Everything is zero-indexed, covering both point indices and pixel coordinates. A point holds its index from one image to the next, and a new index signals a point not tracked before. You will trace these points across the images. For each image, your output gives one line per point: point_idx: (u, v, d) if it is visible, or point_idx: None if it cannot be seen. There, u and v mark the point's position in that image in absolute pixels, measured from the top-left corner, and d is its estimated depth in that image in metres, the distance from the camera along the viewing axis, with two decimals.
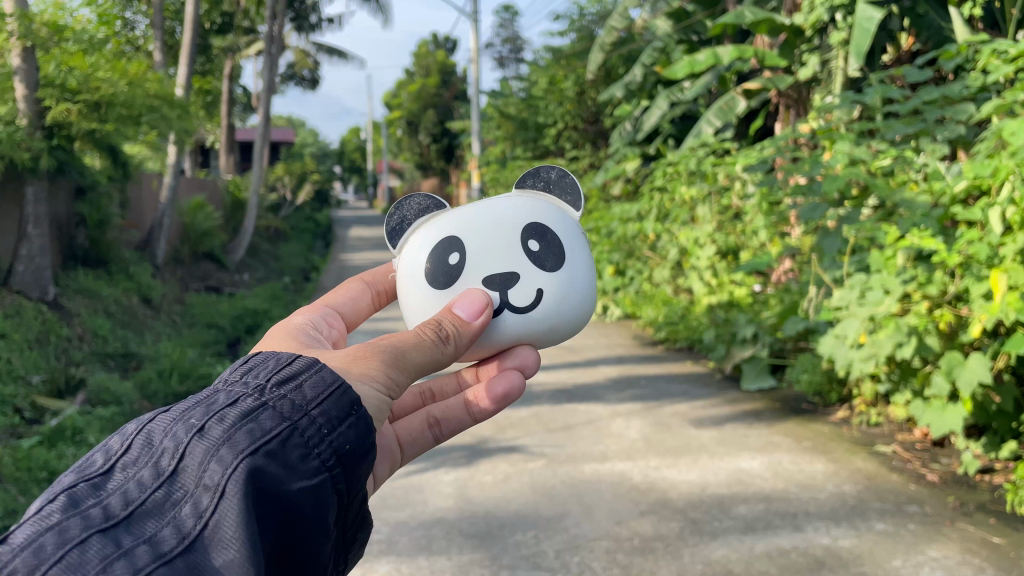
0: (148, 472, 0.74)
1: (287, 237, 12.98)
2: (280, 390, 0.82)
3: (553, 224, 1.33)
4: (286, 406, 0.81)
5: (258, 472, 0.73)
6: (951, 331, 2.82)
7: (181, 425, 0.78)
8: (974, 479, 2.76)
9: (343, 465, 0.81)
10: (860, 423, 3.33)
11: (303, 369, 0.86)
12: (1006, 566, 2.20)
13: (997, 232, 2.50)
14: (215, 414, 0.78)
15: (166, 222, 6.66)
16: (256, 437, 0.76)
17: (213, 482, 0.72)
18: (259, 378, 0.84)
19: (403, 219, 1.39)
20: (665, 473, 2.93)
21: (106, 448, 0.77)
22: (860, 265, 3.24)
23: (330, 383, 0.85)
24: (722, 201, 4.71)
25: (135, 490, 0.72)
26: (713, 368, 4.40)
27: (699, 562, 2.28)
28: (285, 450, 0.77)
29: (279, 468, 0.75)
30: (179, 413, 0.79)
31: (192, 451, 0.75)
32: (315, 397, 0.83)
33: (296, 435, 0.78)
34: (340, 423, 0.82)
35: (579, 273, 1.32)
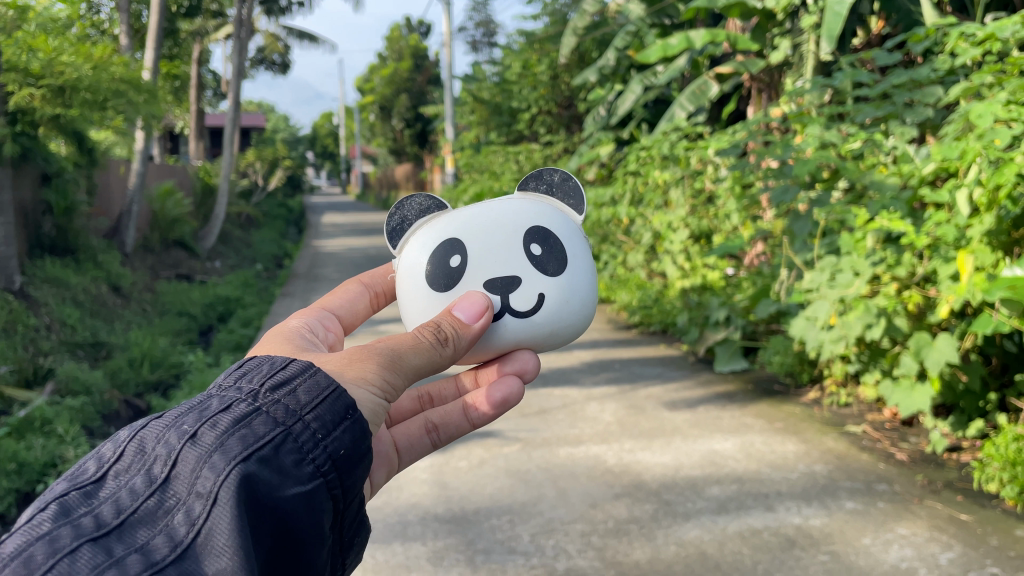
0: (141, 480, 0.74)
1: (259, 223, 12.87)
2: (274, 394, 0.82)
3: (555, 229, 1.32)
4: (279, 412, 0.80)
5: (252, 479, 0.73)
6: (919, 312, 2.84)
7: (174, 431, 0.78)
8: (942, 457, 2.81)
9: (338, 471, 0.81)
10: (830, 403, 3.37)
11: (299, 373, 0.86)
12: (972, 542, 2.25)
13: (965, 214, 2.53)
14: (208, 419, 0.78)
15: (135, 208, 6.58)
16: (249, 442, 0.76)
17: (205, 490, 0.72)
18: (253, 383, 0.84)
19: (403, 219, 1.37)
20: (639, 456, 2.95)
21: (100, 456, 0.77)
22: (830, 247, 3.28)
23: (324, 388, 0.85)
24: (695, 185, 4.72)
25: (128, 498, 0.72)
26: (686, 351, 4.43)
27: (673, 543, 2.30)
28: (278, 456, 0.76)
29: (272, 474, 0.75)
30: (172, 419, 0.80)
31: (185, 458, 0.75)
32: (310, 401, 0.83)
33: (290, 441, 0.78)
34: (335, 427, 0.82)
35: (580, 278, 1.31)
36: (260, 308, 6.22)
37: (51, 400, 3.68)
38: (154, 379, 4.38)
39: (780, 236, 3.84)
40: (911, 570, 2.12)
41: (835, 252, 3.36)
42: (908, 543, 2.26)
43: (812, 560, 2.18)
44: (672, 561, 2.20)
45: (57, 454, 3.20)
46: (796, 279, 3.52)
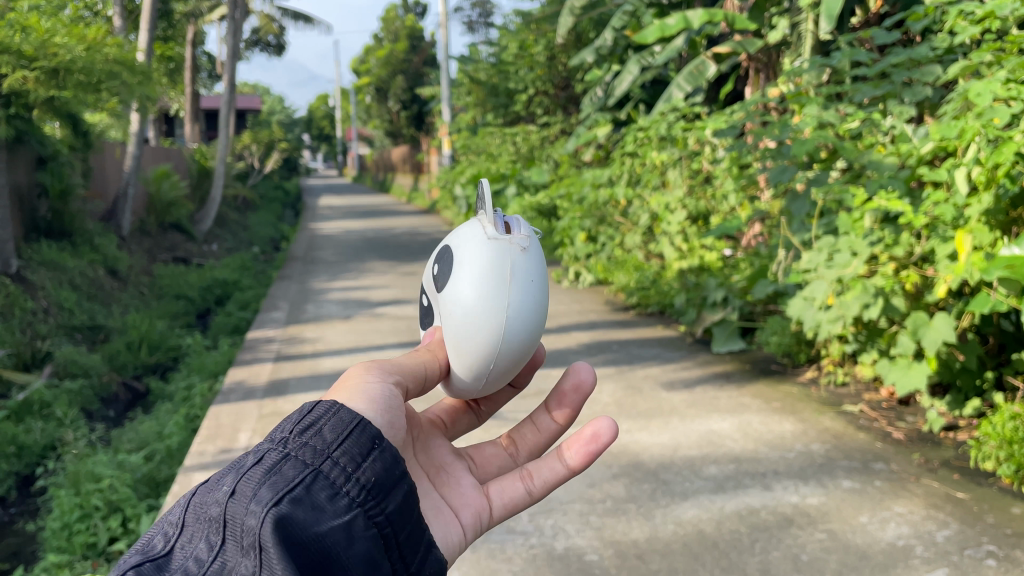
0: (203, 546, 0.77)
1: (256, 206, 12.84)
2: (302, 438, 0.83)
3: (455, 247, 1.28)
4: (307, 453, 0.82)
5: (289, 520, 0.76)
6: (916, 292, 2.85)
7: (218, 493, 0.80)
8: (939, 436, 2.82)
9: (373, 498, 0.83)
10: (827, 383, 3.39)
11: (322, 413, 0.87)
12: (969, 520, 2.26)
13: (963, 193, 2.53)
14: (243, 474, 0.79)
15: (130, 191, 6.55)
16: (281, 487, 0.78)
17: (251, 540, 0.74)
18: (283, 430, 0.85)
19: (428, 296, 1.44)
20: (637, 436, 2.96)
21: (164, 531, 0.80)
22: (828, 227, 3.28)
23: (349, 422, 0.86)
24: (692, 166, 4.70)
25: (195, 564, 0.75)
26: (684, 332, 4.43)
27: (671, 522, 2.31)
28: (310, 495, 0.79)
29: (306, 512, 0.77)
30: (216, 482, 0.82)
31: (231, 516, 0.77)
32: (335, 438, 0.84)
33: (321, 478, 0.80)
34: (363, 458, 0.84)
35: (467, 279, 1.22)
36: (258, 291, 6.22)
37: (51, 381, 3.70)
38: (152, 362, 4.39)
39: (778, 217, 3.83)
40: (908, 548, 2.13)
41: (833, 232, 3.36)
42: (906, 520, 2.27)
43: (809, 537, 2.20)
44: (671, 540, 2.21)
45: (57, 437, 3.22)
46: (794, 259, 3.52)
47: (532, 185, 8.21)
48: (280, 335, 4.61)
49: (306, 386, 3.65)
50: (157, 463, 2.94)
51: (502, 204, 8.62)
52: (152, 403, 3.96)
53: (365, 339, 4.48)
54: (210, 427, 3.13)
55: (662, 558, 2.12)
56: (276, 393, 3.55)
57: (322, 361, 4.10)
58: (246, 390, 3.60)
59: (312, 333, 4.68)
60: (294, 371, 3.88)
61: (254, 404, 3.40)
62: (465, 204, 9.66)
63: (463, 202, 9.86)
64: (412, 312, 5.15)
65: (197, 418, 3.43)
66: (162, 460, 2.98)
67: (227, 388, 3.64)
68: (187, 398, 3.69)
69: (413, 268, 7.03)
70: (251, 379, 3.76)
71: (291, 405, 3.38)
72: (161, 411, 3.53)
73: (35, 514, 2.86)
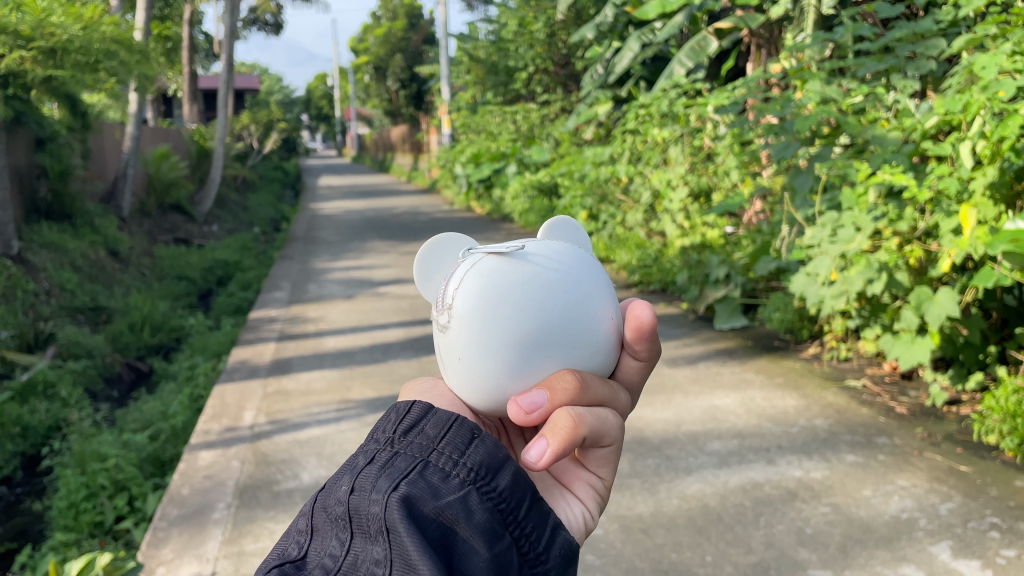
0: (334, 543, 0.73)
1: (255, 186, 12.82)
2: (408, 437, 0.78)
3: None
4: (415, 447, 0.77)
5: (411, 500, 0.71)
6: (920, 266, 2.85)
7: (337, 492, 0.76)
8: (942, 410, 2.82)
9: (485, 477, 0.76)
10: (830, 358, 3.39)
11: (420, 415, 0.81)
12: (972, 492, 2.27)
13: (967, 167, 2.52)
14: (358, 471, 0.76)
15: (130, 172, 6.54)
16: (396, 474, 0.74)
17: (376, 526, 0.70)
18: (386, 432, 0.80)
19: None
20: (640, 412, 2.97)
21: (295, 540, 0.77)
22: (831, 203, 3.27)
23: (449, 419, 0.80)
24: (694, 142, 4.69)
25: (330, 560, 0.72)
26: (686, 309, 4.43)
27: (676, 497, 2.32)
28: (425, 477, 0.74)
29: (424, 491, 0.72)
30: (335, 485, 0.78)
31: (354, 510, 0.73)
32: (439, 429, 0.78)
33: (431, 465, 0.75)
34: (470, 441, 0.78)
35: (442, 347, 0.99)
36: (259, 271, 6.21)
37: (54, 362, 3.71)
38: (155, 342, 4.40)
39: (780, 193, 3.82)
40: (912, 520, 2.15)
41: (836, 208, 3.35)
42: (910, 493, 2.28)
43: (814, 511, 2.21)
44: (676, 514, 2.23)
45: (62, 417, 3.24)
46: (797, 235, 3.51)
47: (532, 163, 8.18)
48: (282, 315, 4.61)
49: (310, 365, 3.66)
50: (163, 442, 2.96)
51: (502, 182, 8.60)
52: (155, 382, 3.97)
53: (368, 318, 4.48)
54: (215, 405, 3.15)
55: (668, 533, 2.13)
56: (280, 372, 3.57)
57: (324, 340, 4.11)
58: (249, 369, 3.62)
59: (315, 313, 4.68)
60: (296, 350, 3.89)
61: (258, 383, 3.41)
62: (465, 183, 9.63)
63: (463, 181, 9.83)
64: (414, 291, 5.15)
65: (201, 397, 3.45)
66: (167, 439, 2.99)
67: (231, 368, 3.65)
68: (190, 377, 3.70)
69: (414, 248, 7.02)
70: (254, 359, 3.76)
71: (296, 384, 3.39)
72: (166, 391, 3.55)
73: (42, 494, 2.87)
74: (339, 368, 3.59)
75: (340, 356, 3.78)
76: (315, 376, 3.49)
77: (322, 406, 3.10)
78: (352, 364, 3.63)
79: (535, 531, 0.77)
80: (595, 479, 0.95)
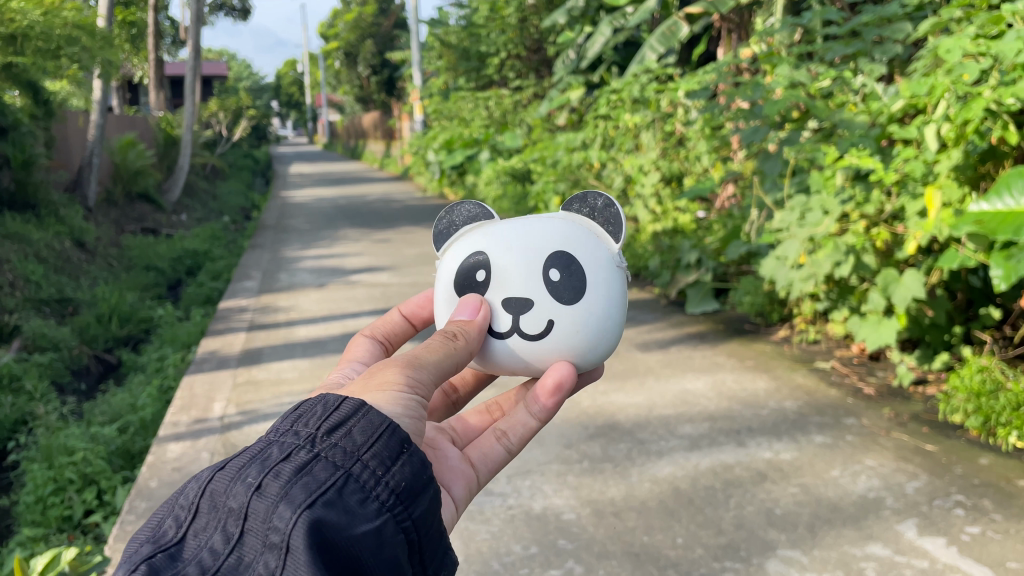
0: (218, 537, 0.71)
1: (225, 174, 12.65)
2: (331, 438, 0.77)
3: (577, 250, 1.22)
4: (337, 454, 0.76)
5: (323, 523, 0.70)
6: (886, 249, 2.87)
7: (239, 483, 0.74)
8: (908, 390, 2.86)
9: (402, 502, 0.77)
10: (800, 340, 3.42)
11: (349, 413, 0.80)
12: (938, 471, 2.31)
13: (933, 149, 2.54)
14: (270, 469, 0.74)
15: (95, 161, 6.42)
16: (312, 487, 0.72)
17: (277, 540, 0.69)
18: (309, 427, 0.79)
19: (450, 223, 1.32)
20: (612, 397, 2.97)
21: (176, 516, 0.74)
22: (800, 186, 3.30)
23: (379, 427, 0.80)
24: (666, 127, 4.69)
25: (210, 557, 0.69)
26: (658, 294, 4.45)
27: (647, 480, 2.34)
28: (343, 498, 0.73)
29: (339, 516, 0.72)
30: (237, 472, 0.75)
31: (254, 512, 0.71)
32: (366, 441, 0.78)
33: (352, 481, 0.74)
34: (394, 462, 0.78)
35: (601, 294, 1.22)
36: (230, 261, 6.14)
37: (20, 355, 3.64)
38: (124, 334, 4.34)
39: (750, 178, 3.84)
40: (878, 499, 2.17)
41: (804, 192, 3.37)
42: (879, 472, 2.31)
43: (785, 492, 2.23)
44: (647, 498, 2.24)
45: (27, 411, 3.18)
46: (767, 219, 3.53)
47: (505, 149, 8.15)
48: (252, 305, 4.57)
49: (281, 354, 3.63)
50: (132, 435, 2.92)
51: (475, 168, 8.56)
52: (124, 374, 3.92)
53: (339, 307, 4.45)
54: (186, 396, 3.11)
55: (640, 516, 2.14)
56: (251, 362, 3.53)
57: (295, 329, 4.07)
58: (220, 360, 3.57)
59: (286, 302, 4.64)
60: (267, 340, 3.85)
61: (229, 373, 3.37)
62: (438, 170, 9.58)
63: (435, 168, 9.78)
64: (386, 278, 5.12)
65: (170, 389, 3.41)
66: (137, 431, 2.95)
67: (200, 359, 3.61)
68: (160, 369, 3.66)
69: (387, 236, 6.97)
70: (224, 349, 3.72)
71: (266, 373, 3.36)
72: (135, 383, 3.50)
73: (7, 490, 2.82)
74: (311, 357, 3.56)
75: (312, 345, 3.76)
76: (287, 365, 3.46)
77: (294, 395, 3.08)
78: (324, 353, 3.60)
79: (429, 561, 0.80)
80: (474, 478, 1.12)
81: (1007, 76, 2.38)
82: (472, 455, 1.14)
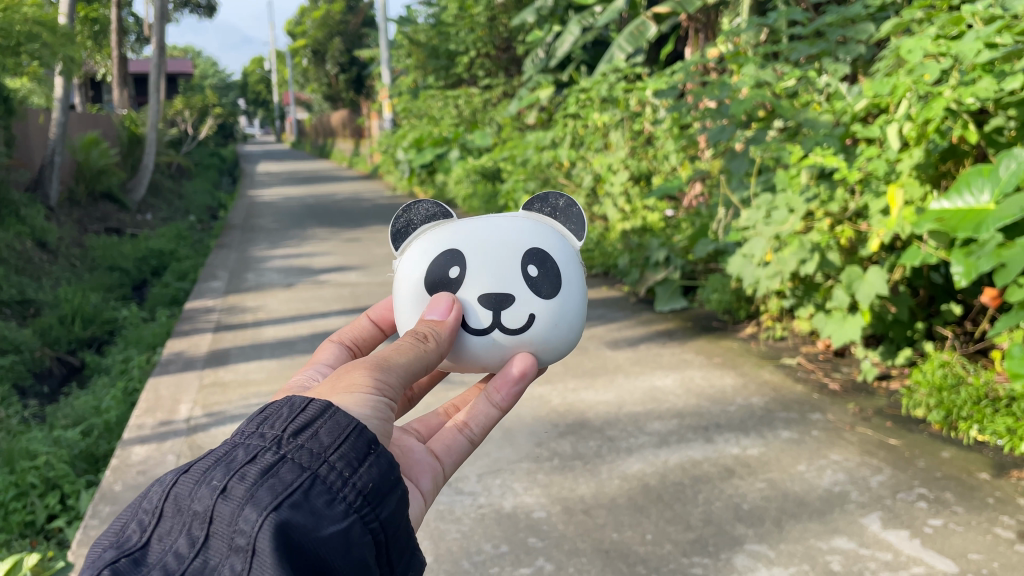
0: (183, 541, 0.70)
1: (191, 173, 12.48)
2: (297, 439, 0.77)
3: (552, 247, 1.24)
4: (304, 455, 0.75)
5: (289, 525, 0.69)
6: (851, 246, 2.91)
7: (203, 486, 0.73)
8: (872, 385, 2.91)
9: (370, 503, 0.76)
10: (766, 337, 3.46)
11: (315, 413, 0.80)
12: (901, 465, 2.34)
13: (895, 148, 2.58)
14: (234, 470, 0.73)
15: (57, 159, 6.31)
16: (279, 489, 0.72)
17: (243, 542, 0.68)
18: (275, 428, 0.78)
19: (408, 222, 1.30)
20: (582, 395, 2.99)
21: (139, 520, 0.73)
22: (766, 185, 3.33)
23: (346, 426, 0.79)
24: (635, 127, 4.71)
25: (174, 562, 0.69)
26: (627, 292, 4.47)
27: (617, 477, 2.35)
28: (309, 499, 0.72)
29: (305, 518, 0.71)
30: (200, 473, 0.74)
31: (218, 514, 0.70)
32: (333, 442, 0.77)
33: (319, 482, 0.74)
34: (361, 463, 0.77)
35: (573, 292, 1.24)
36: (196, 260, 6.07)
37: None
38: (87, 335, 4.27)
39: (717, 177, 3.87)
40: (844, 493, 2.20)
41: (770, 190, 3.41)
42: (844, 467, 2.35)
43: (752, 488, 2.26)
44: (616, 495, 2.25)
45: None
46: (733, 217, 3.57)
47: (475, 148, 8.16)
48: (219, 305, 4.52)
49: (248, 355, 3.59)
50: (96, 438, 2.88)
51: (445, 167, 8.56)
52: (88, 377, 3.85)
53: (308, 307, 4.41)
54: (151, 397, 3.07)
55: (609, 513, 2.15)
56: (217, 362, 3.49)
57: (263, 330, 4.03)
58: (185, 361, 3.53)
59: (253, 302, 4.59)
60: (234, 341, 3.81)
61: (195, 374, 3.33)
62: (408, 168, 9.55)
63: (405, 166, 9.74)
64: (356, 278, 5.10)
65: (135, 391, 3.36)
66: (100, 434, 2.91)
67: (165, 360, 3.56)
68: (124, 370, 3.60)
69: (356, 234, 6.93)
70: (190, 350, 3.68)
71: (233, 374, 3.33)
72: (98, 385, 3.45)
73: None
74: (279, 357, 3.53)
75: (280, 345, 3.73)
76: (254, 366, 3.43)
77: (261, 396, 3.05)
78: (291, 353, 3.58)
79: (396, 561, 0.80)
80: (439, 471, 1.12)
81: (966, 76, 2.42)
82: (437, 449, 1.13)
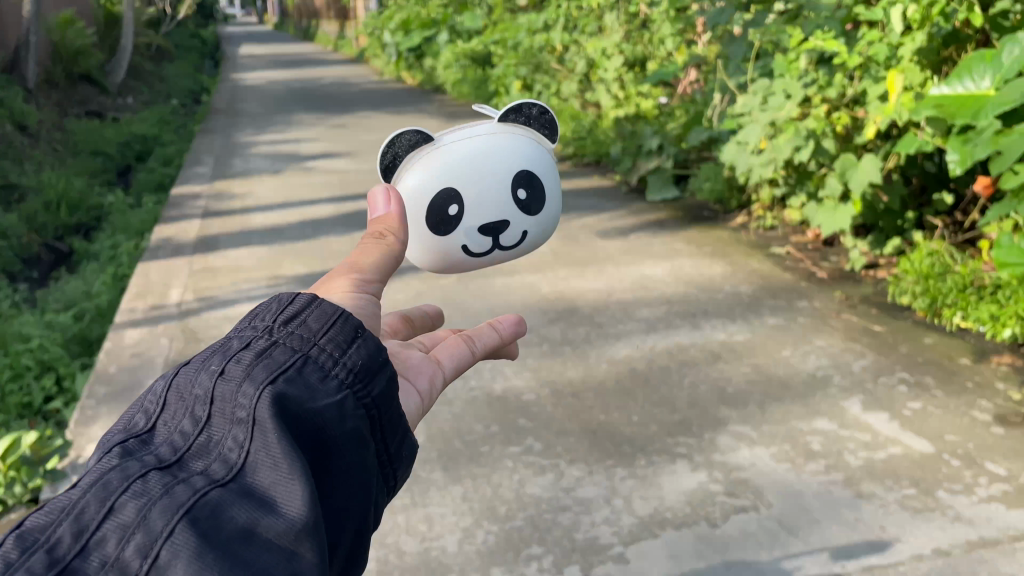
0: (186, 420, 0.70)
1: (171, 55, 12.08)
2: (289, 325, 0.77)
3: (536, 161, 1.21)
4: (296, 338, 0.75)
5: (284, 395, 0.70)
6: (846, 134, 2.87)
7: (202, 371, 0.73)
8: (860, 274, 2.93)
9: (363, 380, 0.76)
10: (757, 227, 3.46)
11: (304, 302, 0.80)
12: (884, 351, 2.39)
13: (898, 32, 2.51)
14: (229, 355, 0.74)
15: (33, 39, 6.07)
16: (271, 365, 0.72)
17: (243, 413, 0.68)
18: (267, 319, 0.78)
19: (394, 157, 1.21)
20: (572, 283, 3.00)
21: (143, 408, 0.74)
22: (763, 70, 3.25)
23: (333, 312, 0.79)
24: (631, 8, 4.55)
25: (178, 439, 0.69)
26: (619, 182, 4.42)
27: (605, 362, 2.39)
28: (300, 375, 0.73)
29: (298, 389, 0.71)
30: (198, 360, 0.75)
31: (217, 394, 0.71)
32: (324, 325, 0.78)
33: (311, 361, 0.74)
34: (352, 343, 0.78)
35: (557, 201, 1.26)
36: (181, 147, 5.95)
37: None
38: (74, 222, 4.22)
39: (714, 62, 3.77)
40: (826, 378, 2.25)
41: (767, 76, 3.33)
42: (831, 346, 2.40)
43: (739, 368, 2.31)
44: (605, 379, 2.29)
45: None
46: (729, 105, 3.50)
47: (465, 30, 7.89)
48: (206, 192, 4.45)
49: (238, 242, 3.57)
50: (88, 322, 2.89)
51: (434, 50, 8.30)
52: (77, 263, 3.84)
53: (297, 194, 4.36)
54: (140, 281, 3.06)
55: (595, 393, 2.20)
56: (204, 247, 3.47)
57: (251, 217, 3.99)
58: (174, 247, 3.50)
59: (240, 189, 4.53)
60: (222, 228, 3.77)
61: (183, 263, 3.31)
62: (395, 52, 9.26)
63: (392, 51, 9.46)
64: (344, 165, 5.01)
65: (126, 277, 3.35)
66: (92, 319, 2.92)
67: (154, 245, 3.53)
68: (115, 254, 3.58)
69: (343, 121, 6.79)
70: (178, 235, 3.64)
71: (221, 263, 3.32)
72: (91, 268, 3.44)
73: None
74: (268, 241, 3.51)
75: (268, 231, 3.70)
76: (243, 250, 3.40)
77: (255, 281, 3.06)
78: (280, 239, 3.55)
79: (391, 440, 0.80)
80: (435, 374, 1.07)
81: None
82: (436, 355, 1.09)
